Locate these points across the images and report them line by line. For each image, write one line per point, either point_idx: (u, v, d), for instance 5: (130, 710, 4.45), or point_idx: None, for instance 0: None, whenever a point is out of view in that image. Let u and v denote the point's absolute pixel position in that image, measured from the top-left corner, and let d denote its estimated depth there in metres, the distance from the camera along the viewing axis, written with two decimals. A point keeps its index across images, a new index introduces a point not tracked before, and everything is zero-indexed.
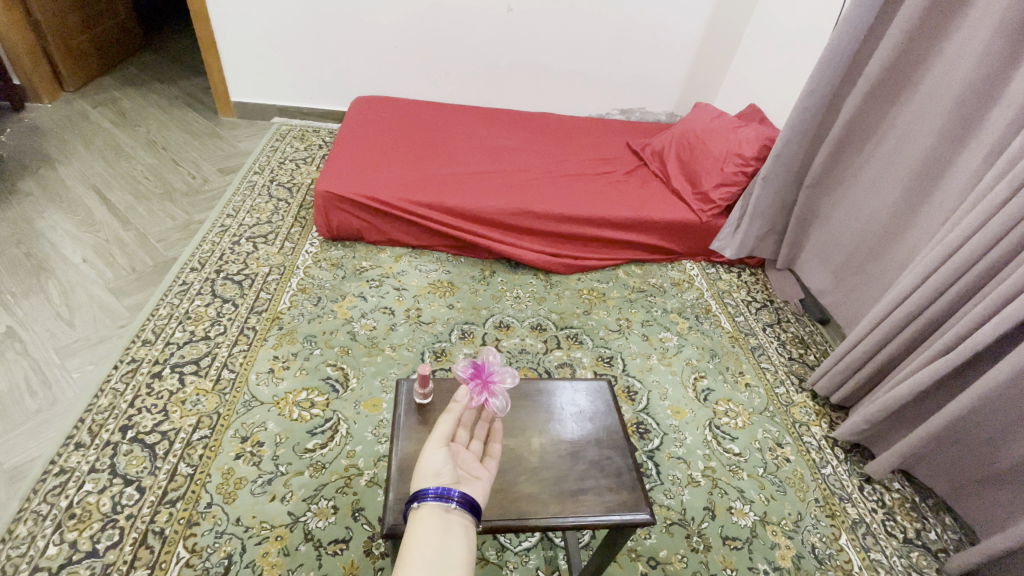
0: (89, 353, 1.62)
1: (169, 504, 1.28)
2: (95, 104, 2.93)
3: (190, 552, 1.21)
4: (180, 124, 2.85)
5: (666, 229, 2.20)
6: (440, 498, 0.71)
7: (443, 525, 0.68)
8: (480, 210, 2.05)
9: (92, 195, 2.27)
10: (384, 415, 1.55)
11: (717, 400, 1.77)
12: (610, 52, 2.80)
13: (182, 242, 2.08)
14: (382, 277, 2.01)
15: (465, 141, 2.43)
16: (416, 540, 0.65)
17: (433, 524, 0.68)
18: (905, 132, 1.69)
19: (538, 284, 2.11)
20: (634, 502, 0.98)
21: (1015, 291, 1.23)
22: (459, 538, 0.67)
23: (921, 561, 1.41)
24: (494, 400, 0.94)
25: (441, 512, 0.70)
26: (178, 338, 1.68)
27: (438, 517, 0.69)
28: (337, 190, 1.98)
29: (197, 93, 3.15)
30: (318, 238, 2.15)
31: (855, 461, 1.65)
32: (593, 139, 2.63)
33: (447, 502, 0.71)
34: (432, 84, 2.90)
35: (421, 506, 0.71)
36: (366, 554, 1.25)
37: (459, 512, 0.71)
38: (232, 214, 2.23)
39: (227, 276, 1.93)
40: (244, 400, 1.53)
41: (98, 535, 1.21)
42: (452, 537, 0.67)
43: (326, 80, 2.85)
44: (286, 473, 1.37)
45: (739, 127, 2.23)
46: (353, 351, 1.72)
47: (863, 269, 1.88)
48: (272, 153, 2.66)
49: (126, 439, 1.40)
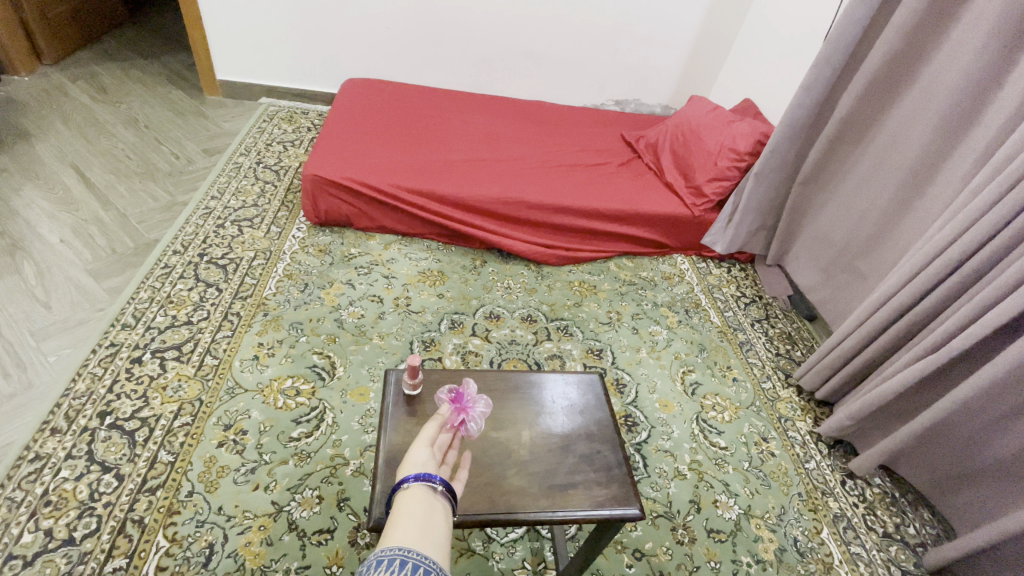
0: (66, 336, 1.57)
1: (149, 493, 1.25)
2: (74, 78, 2.82)
3: (170, 541, 1.18)
4: (164, 101, 2.76)
5: (658, 223, 2.19)
6: (423, 481, 0.71)
7: (427, 502, 0.68)
8: (472, 198, 2.02)
9: (70, 173, 2.19)
10: (372, 404, 1.53)
11: (704, 394, 1.78)
12: (606, 43, 2.77)
13: (164, 223, 2.02)
14: (371, 264, 1.98)
15: (457, 128, 2.39)
16: (402, 516, 0.65)
17: (418, 499, 0.68)
18: (899, 131, 1.69)
19: (529, 275, 2.09)
20: (623, 496, 0.98)
21: (1001, 292, 1.24)
22: (442, 516, 0.66)
23: (900, 555, 1.44)
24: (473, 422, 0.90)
25: (426, 493, 0.69)
26: (160, 323, 1.64)
27: (423, 494, 0.69)
28: (325, 174, 1.93)
29: (181, 70, 3.05)
30: (306, 223, 2.11)
31: (838, 456, 1.67)
32: (587, 129, 2.60)
33: (432, 485, 0.71)
34: (425, 68, 2.84)
35: (406, 489, 0.70)
36: (352, 544, 1.24)
37: (443, 497, 0.71)
38: (217, 196, 2.17)
39: (210, 260, 1.88)
40: (227, 387, 1.50)
41: (75, 523, 1.18)
42: (436, 514, 0.67)
43: (316, 61, 2.78)
44: (269, 463, 1.35)
45: (734, 122, 2.23)
46: (341, 339, 1.69)
47: (852, 267, 1.89)
48: (259, 134, 2.59)
49: (105, 425, 1.36)
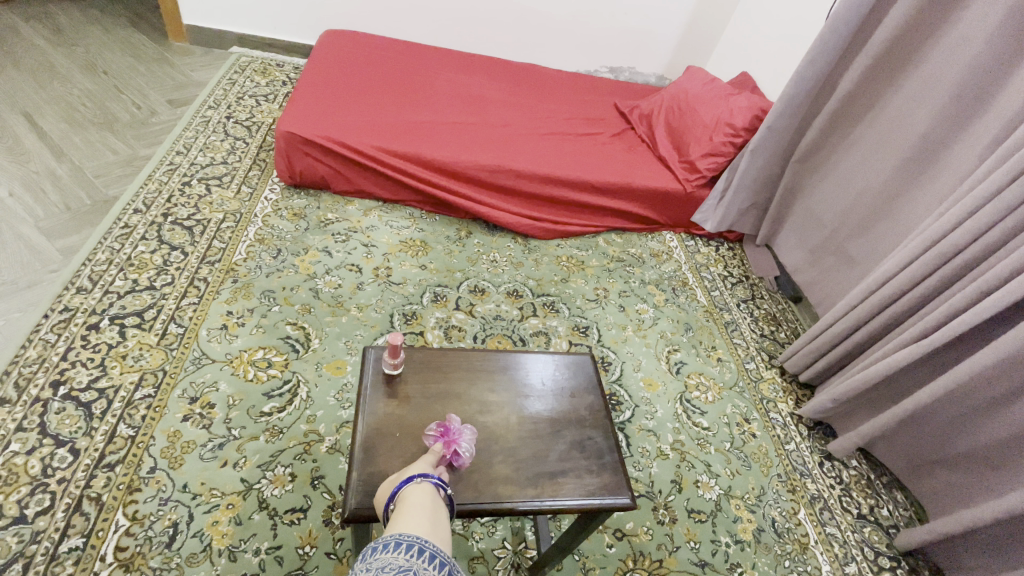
0: (14, 299, 1.44)
1: (107, 469, 1.17)
2: (24, 15, 2.57)
3: (130, 520, 1.12)
4: (125, 46, 2.54)
5: (650, 198, 2.13)
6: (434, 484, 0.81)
7: (435, 498, 0.79)
8: (459, 164, 1.92)
9: (19, 120, 2.01)
10: (349, 379, 1.47)
11: (689, 373, 1.76)
12: (602, 5, 2.63)
13: (125, 179, 1.87)
14: (349, 231, 1.88)
15: (443, 88, 2.25)
16: (413, 508, 0.75)
17: (427, 497, 0.78)
18: (901, 111, 1.64)
19: (516, 248, 2.02)
20: (613, 485, 0.94)
21: (994, 283, 1.23)
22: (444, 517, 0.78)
23: (872, 536, 1.47)
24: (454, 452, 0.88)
25: (433, 493, 0.80)
26: (119, 287, 1.52)
27: (431, 492, 0.80)
28: (301, 131, 1.80)
29: (144, 12, 2.81)
30: (280, 184, 1.98)
31: (818, 438, 1.69)
32: (579, 97, 2.49)
33: (436, 485, 0.81)
34: (410, 23, 2.67)
35: (419, 482, 0.81)
36: (326, 524, 1.19)
37: (444, 500, 0.82)
38: (183, 151, 2.02)
39: (176, 221, 1.75)
40: (193, 357, 1.41)
41: (25, 499, 1.10)
42: (440, 509, 0.79)
43: (292, 9, 2.58)
44: (239, 438, 1.28)
45: (731, 95, 2.15)
46: (317, 309, 1.61)
47: (840, 249, 1.87)
48: (229, 86, 2.41)
49: (58, 396, 1.27)
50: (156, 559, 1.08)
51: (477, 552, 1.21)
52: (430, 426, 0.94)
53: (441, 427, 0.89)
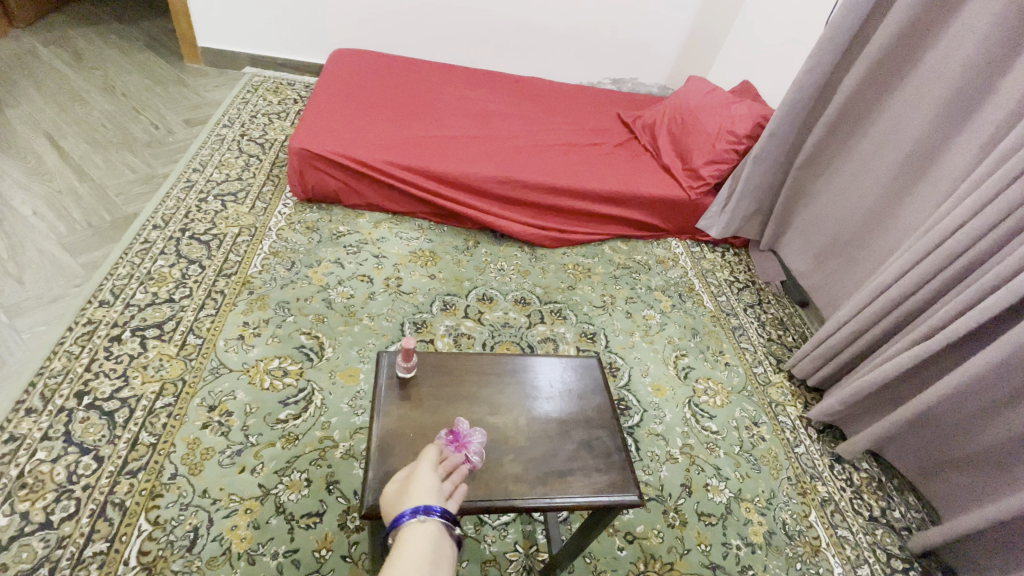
0: (40, 313, 1.50)
1: (130, 475, 1.21)
2: (46, 42, 2.68)
3: (153, 525, 1.15)
4: (142, 69, 2.63)
5: (655, 206, 2.16)
6: (441, 518, 0.78)
7: (437, 539, 0.76)
8: (466, 176, 1.97)
9: (43, 142, 2.09)
10: (362, 386, 1.50)
11: (697, 378, 1.77)
12: (604, 18, 2.68)
13: (144, 196, 1.94)
14: (360, 243, 1.92)
15: (449, 102, 2.31)
16: (410, 551, 0.73)
17: (427, 537, 0.75)
18: (900, 116, 1.66)
19: (523, 257, 2.05)
20: (622, 483, 0.96)
21: (997, 282, 1.25)
22: (445, 559, 0.75)
23: (885, 538, 1.47)
24: (467, 456, 0.90)
25: (435, 531, 0.77)
26: (140, 300, 1.58)
27: (433, 530, 0.76)
28: (313, 148, 1.86)
29: (161, 36, 2.91)
30: (293, 199, 2.04)
31: (828, 441, 1.69)
32: (583, 108, 2.54)
33: (442, 523, 0.78)
34: (417, 40, 2.74)
35: (425, 518, 0.78)
36: (342, 528, 1.22)
37: (450, 539, 0.79)
38: (199, 169, 2.08)
39: (193, 235, 1.81)
40: (211, 366, 1.45)
41: (52, 506, 1.14)
42: (443, 550, 0.76)
43: (303, 30, 2.66)
44: (256, 445, 1.31)
45: (733, 104, 2.19)
46: (330, 319, 1.65)
47: (844, 254, 1.89)
48: (243, 105, 2.49)
49: (83, 405, 1.31)
50: (177, 563, 1.11)
51: (490, 555, 1.23)
52: (443, 427, 0.97)
53: (452, 433, 0.92)
